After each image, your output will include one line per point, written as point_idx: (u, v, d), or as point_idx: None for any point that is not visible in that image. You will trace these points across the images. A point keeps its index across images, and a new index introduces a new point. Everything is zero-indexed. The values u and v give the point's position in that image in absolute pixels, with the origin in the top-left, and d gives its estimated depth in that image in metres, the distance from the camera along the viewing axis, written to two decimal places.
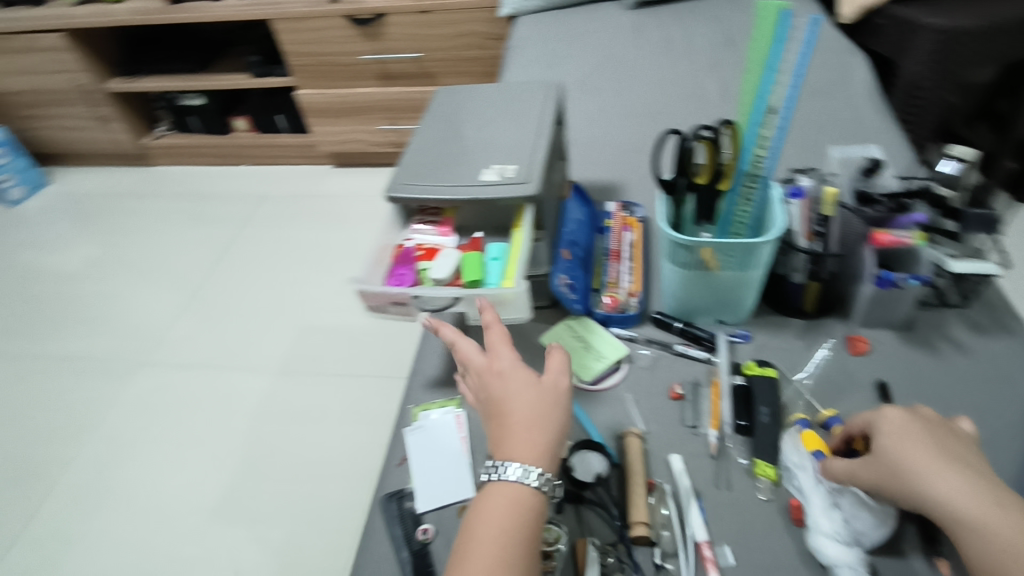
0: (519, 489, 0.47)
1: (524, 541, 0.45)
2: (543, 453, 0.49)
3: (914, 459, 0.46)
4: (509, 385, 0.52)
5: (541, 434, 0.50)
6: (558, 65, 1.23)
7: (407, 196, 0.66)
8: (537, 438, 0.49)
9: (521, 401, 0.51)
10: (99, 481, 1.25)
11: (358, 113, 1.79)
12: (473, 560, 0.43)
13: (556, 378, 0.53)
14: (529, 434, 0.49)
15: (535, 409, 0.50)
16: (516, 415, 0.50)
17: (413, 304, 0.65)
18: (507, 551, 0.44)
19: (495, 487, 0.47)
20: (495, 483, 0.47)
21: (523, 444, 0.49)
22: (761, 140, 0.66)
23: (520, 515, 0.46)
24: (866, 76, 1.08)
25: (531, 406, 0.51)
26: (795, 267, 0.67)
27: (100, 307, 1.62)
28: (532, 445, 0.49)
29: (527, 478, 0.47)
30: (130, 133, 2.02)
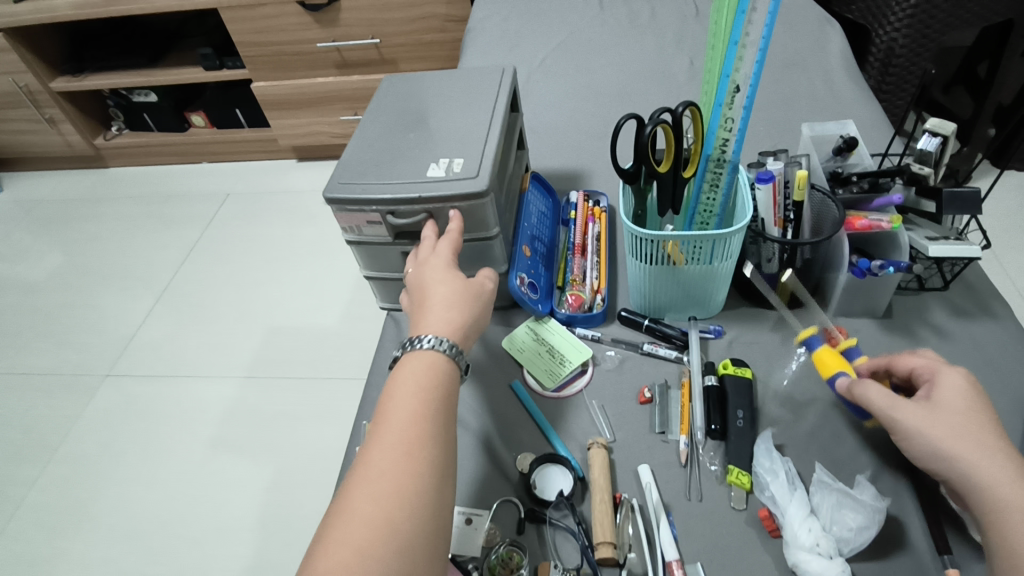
0: (436, 353, 0.47)
1: (451, 397, 0.46)
2: (456, 329, 0.49)
3: (979, 435, 0.42)
4: (437, 275, 0.54)
5: (459, 312, 0.51)
6: (519, 47, 1.17)
7: (345, 197, 0.60)
8: (453, 314, 0.50)
9: (451, 289, 0.52)
10: (61, 501, 1.20)
11: (318, 104, 1.72)
12: (397, 407, 0.43)
13: (482, 281, 0.55)
14: (452, 310, 0.50)
15: (461, 297, 0.52)
16: (436, 296, 0.52)
17: (387, 222, 0.62)
18: (431, 403, 0.44)
19: (418, 354, 0.47)
20: (413, 349, 0.47)
21: (435, 320, 0.49)
22: (727, 122, 0.60)
23: (440, 375, 0.46)
24: (839, 45, 1.03)
25: (456, 293, 0.52)
26: (766, 257, 0.62)
27: (57, 318, 1.55)
28: (444, 320, 0.50)
29: (439, 346, 0.47)
30: (84, 133, 1.94)
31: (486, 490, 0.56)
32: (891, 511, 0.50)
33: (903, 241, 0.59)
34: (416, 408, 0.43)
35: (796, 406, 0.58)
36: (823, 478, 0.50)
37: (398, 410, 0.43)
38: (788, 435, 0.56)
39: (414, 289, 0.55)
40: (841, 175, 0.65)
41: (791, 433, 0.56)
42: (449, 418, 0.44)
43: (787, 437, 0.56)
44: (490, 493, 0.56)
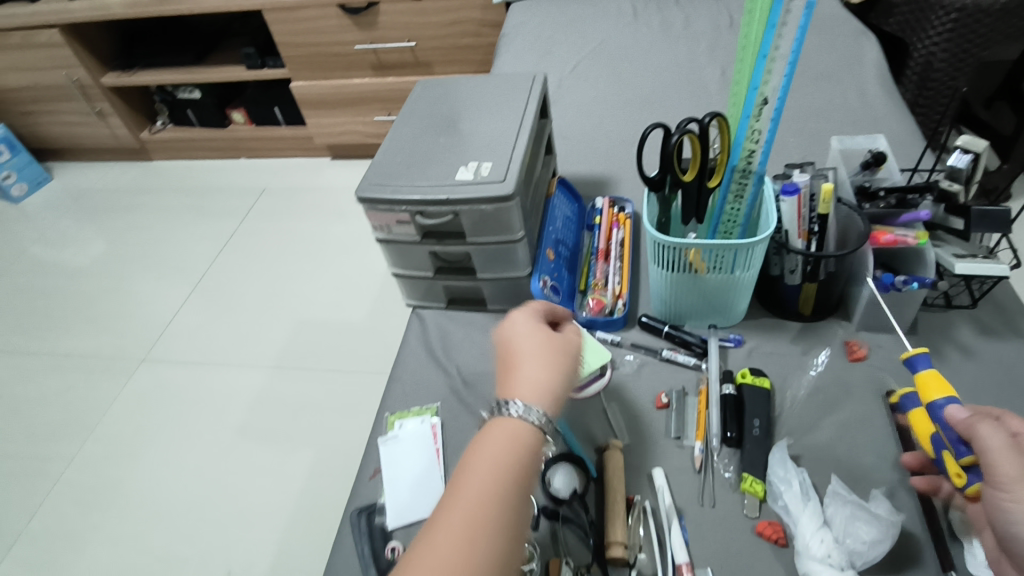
0: (519, 425, 0.42)
1: (516, 519, 0.38)
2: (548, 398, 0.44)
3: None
4: (526, 335, 0.48)
5: (556, 382, 0.45)
6: (551, 54, 1.18)
7: (377, 197, 0.63)
8: (543, 375, 0.45)
9: (543, 349, 0.47)
10: (96, 478, 1.25)
11: (354, 104, 1.76)
12: (459, 496, 0.37)
13: (570, 336, 0.50)
14: (544, 377, 0.45)
15: (554, 358, 0.47)
16: (525, 359, 0.46)
17: (416, 222, 0.65)
18: (489, 524, 0.36)
19: (503, 422, 0.42)
20: (506, 415, 0.42)
21: (530, 381, 0.45)
22: (754, 134, 0.61)
23: (531, 459, 0.41)
24: (874, 57, 1.02)
25: (551, 353, 0.47)
26: (790, 268, 0.63)
27: (99, 303, 1.62)
28: (537, 384, 0.45)
29: (528, 415, 0.42)
30: (130, 127, 2.01)
31: None
32: (906, 527, 0.50)
33: (929, 258, 0.58)
34: (464, 537, 0.35)
35: (812, 418, 0.58)
36: (837, 489, 0.50)
37: (461, 499, 0.37)
38: (804, 446, 0.56)
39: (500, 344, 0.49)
40: (869, 190, 0.65)
41: (807, 444, 0.57)
42: (514, 527, 0.37)
43: (803, 448, 0.56)
44: None
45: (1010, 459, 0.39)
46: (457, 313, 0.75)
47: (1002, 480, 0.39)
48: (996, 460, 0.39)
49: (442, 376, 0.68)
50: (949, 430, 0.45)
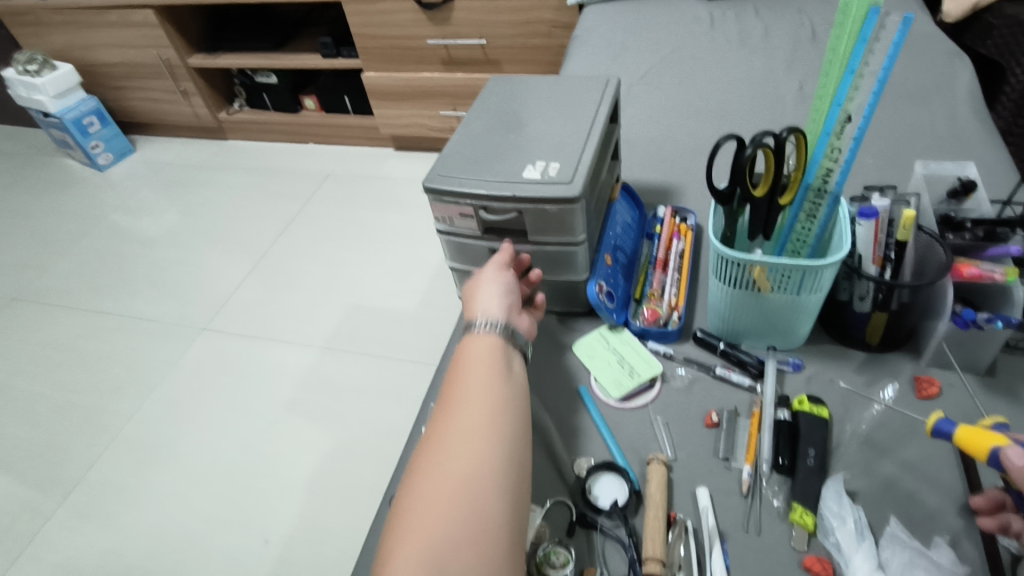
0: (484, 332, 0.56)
1: (504, 385, 0.52)
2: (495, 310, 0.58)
3: None
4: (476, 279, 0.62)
5: (496, 295, 0.59)
6: (623, 58, 1.17)
7: (444, 188, 0.64)
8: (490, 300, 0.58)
9: (475, 281, 0.61)
10: (153, 436, 1.31)
11: (421, 98, 1.79)
12: (458, 382, 0.52)
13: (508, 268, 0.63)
14: (486, 297, 0.59)
15: (484, 281, 0.61)
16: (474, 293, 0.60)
17: (479, 217, 0.65)
18: (487, 388, 0.51)
19: (465, 340, 0.56)
20: (470, 333, 0.56)
21: (481, 302, 0.59)
22: (833, 152, 0.59)
23: (492, 355, 0.54)
24: (968, 80, 0.96)
25: (485, 280, 0.61)
26: (860, 294, 0.60)
27: (168, 272, 1.70)
28: (487, 303, 0.59)
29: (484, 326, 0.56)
30: (209, 107, 2.11)
31: (541, 488, 0.58)
32: None
33: (1018, 296, 0.54)
34: (464, 410, 0.49)
35: (873, 453, 0.56)
36: (896, 533, 0.48)
37: (459, 383, 0.52)
38: (862, 483, 0.54)
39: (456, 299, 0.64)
40: (954, 221, 0.61)
41: (865, 481, 0.54)
42: (505, 386, 0.52)
43: (859, 485, 0.53)
44: (545, 492, 0.57)
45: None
46: None
47: None
48: None
49: None
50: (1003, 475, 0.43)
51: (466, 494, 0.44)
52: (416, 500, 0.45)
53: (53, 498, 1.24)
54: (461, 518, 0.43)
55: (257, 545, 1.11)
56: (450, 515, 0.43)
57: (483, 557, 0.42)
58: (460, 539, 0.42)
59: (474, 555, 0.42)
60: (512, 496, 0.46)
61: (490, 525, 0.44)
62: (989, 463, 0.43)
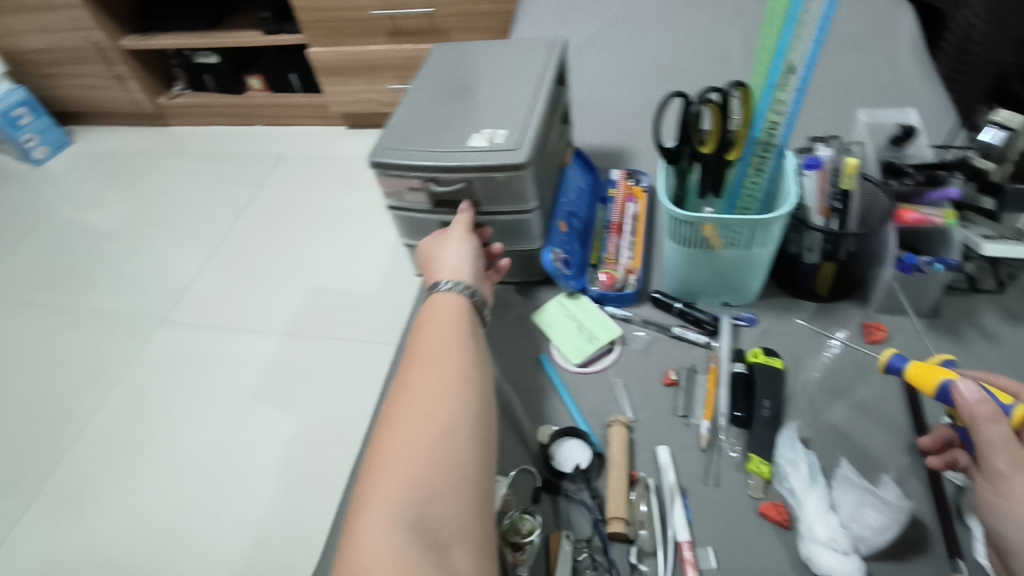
0: (450, 295, 0.56)
1: (472, 343, 0.52)
2: (461, 274, 0.58)
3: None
4: (439, 244, 0.62)
5: (461, 259, 0.59)
6: (571, 20, 1.15)
7: (390, 162, 0.62)
8: (456, 263, 0.59)
9: (439, 245, 0.62)
10: (115, 435, 1.28)
11: (370, 71, 1.73)
12: (426, 341, 0.52)
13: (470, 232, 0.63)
14: (451, 261, 0.59)
15: (449, 245, 0.61)
16: (438, 257, 0.60)
17: (427, 189, 0.64)
18: (455, 345, 0.51)
19: (430, 301, 0.56)
20: (436, 293, 0.56)
21: (446, 266, 0.59)
22: (777, 105, 0.59)
23: (460, 315, 0.54)
24: (910, 28, 0.97)
25: (449, 244, 0.61)
26: (809, 246, 0.61)
27: (117, 266, 1.64)
28: (452, 266, 0.59)
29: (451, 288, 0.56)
30: (148, 92, 2.01)
31: (504, 457, 0.58)
32: (917, 515, 0.49)
33: (955, 238, 0.57)
34: (432, 368, 0.49)
35: (827, 400, 0.57)
36: (847, 473, 0.49)
37: (427, 341, 0.52)
38: (816, 429, 0.55)
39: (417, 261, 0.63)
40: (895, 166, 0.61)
41: (822, 427, 0.55)
42: (474, 344, 0.52)
43: (813, 431, 0.55)
44: (509, 461, 0.57)
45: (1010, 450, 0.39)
46: None
47: (997, 474, 0.39)
48: (993, 454, 0.40)
49: None
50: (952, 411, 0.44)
51: (440, 443, 0.44)
52: (386, 454, 0.44)
53: (13, 505, 1.20)
54: (436, 465, 0.43)
55: (230, 534, 1.10)
56: (425, 462, 0.43)
57: (459, 503, 0.42)
58: (436, 485, 0.42)
59: (449, 502, 0.42)
60: (482, 448, 0.46)
61: (464, 475, 0.43)
62: (938, 395, 0.44)
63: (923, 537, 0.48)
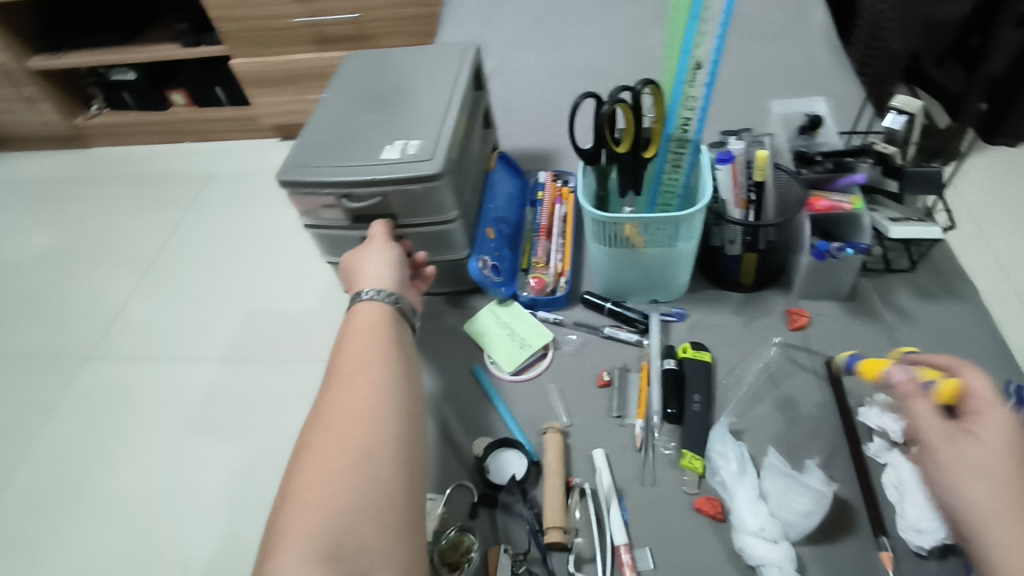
0: (373, 305, 0.54)
1: (397, 356, 0.50)
2: (385, 281, 0.56)
3: (974, 478, 0.35)
4: (360, 253, 0.60)
5: (384, 267, 0.58)
6: (495, 22, 1.14)
7: (300, 180, 0.60)
8: (379, 271, 0.57)
9: (359, 255, 0.60)
10: (46, 480, 1.20)
11: (299, 81, 1.68)
12: (346, 356, 0.50)
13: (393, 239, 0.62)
14: (373, 269, 0.57)
15: (369, 254, 0.59)
16: (361, 266, 0.58)
17: (343, 205, 0.62)
18: (378, 360, 0.49)
19: (352, 312, 0.54)
20: (358, 302, 0.54)
21: (367, 275, 0.57)
22: (688, 101, 0.60)
23: (382, 323, 0.53)
24: (822, 17, 1.00)
25: (370, 253, 0.59)
26: (729, 239, 0.62)
27: (40, 301, 1.55)
28: (374, 274, 0.57)
29: (374, 297, 0.54)
30: (63, 113, 1.91)
31: (440, 475, 0.56)
32: (843, 497, 0.50)
33: (865, 223, 0.58)
34: (352, 386, 0.47)
35: (755, 390, 0.58)
36: (775, 461, 0.50)
37: (348, 357, 0.49)
38: (746, 421, 0.56)
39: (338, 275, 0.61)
40: (806, 155, 0.62)
41: (752, 418, 0.56)
42: (398, 357, 0.50)
43: (744, 422, 0.56)
44: (446, 477, 0.56)
45: (939, 420, 0.38)
46: None
47: (930, 446, 0.38)
48: (925, 427, 0.39)
49: None
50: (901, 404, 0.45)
51: (361, 467, 0.42)
52: (302, 483, 0.42)
53: None
54: (356, 492, 0.41)
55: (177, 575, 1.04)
56: (344, 490, 0.41)
57: (383, 530, 0.40)
58: (357, 514, 0.40)
59: (371, 532, 0.40)
60: (405, 467, 0.44)
61: (385, 498, 0.42)
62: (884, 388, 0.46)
63: (850, 517, 0.49)
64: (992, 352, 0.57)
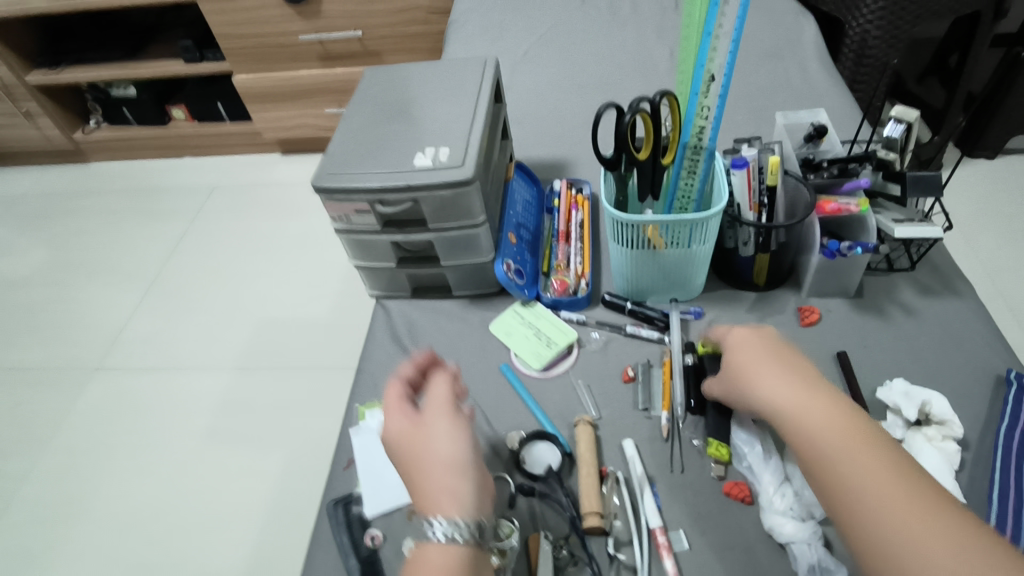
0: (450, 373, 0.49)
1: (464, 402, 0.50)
2: (465, 503, 0.41)
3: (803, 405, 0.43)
4: (425, 436, 0.44)
5: (460, 477, 0.43)
6: (501, 39, 1.19)
7: (334, 186, 0.62)
8: (460, 486, 0.42)
9: (423, 436, 0.44)
10: (53, 494, 1.20)
11: (303, 96, 1.71)
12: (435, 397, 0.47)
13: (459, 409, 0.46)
14: (444, 479, 0.42)
15: (438, 438, 0.44)
16: (434, 457, 0.43)
17: (376, 211, 0.64)
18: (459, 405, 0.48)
19: (423, 547, 0.40)
20: (433, 542, 0.40)
21: (443, 489, 0.42)
22: (703, 110, 0.63)
23: None
24: (814, 35, 1.06)
25: (439, 434, 0.44)
26: (743, 241, 0.65)
27: (41, 315, 1.54)
28: (452, 490, 0.42)
29: (464, 419, 0.46)
30: (61, 128, 1.91)
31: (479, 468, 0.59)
32: None
33: (871, 224, 0.62)
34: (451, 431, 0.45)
35: None
36: None
37: (439, 396, 0.47)
38: None
39: (388, 444, 0.45)
40: (813, 162, 0.67)
41: None
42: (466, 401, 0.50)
43: None
44: None
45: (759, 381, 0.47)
46: (421, 301, 0.75)
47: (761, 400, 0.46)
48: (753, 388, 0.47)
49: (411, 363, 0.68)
50: None
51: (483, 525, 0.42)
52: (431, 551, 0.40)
53: None
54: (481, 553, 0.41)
55: None
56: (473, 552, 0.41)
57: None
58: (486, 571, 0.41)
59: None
60: None
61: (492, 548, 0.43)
62: None
63: None
64: (991, 343, 0.61)
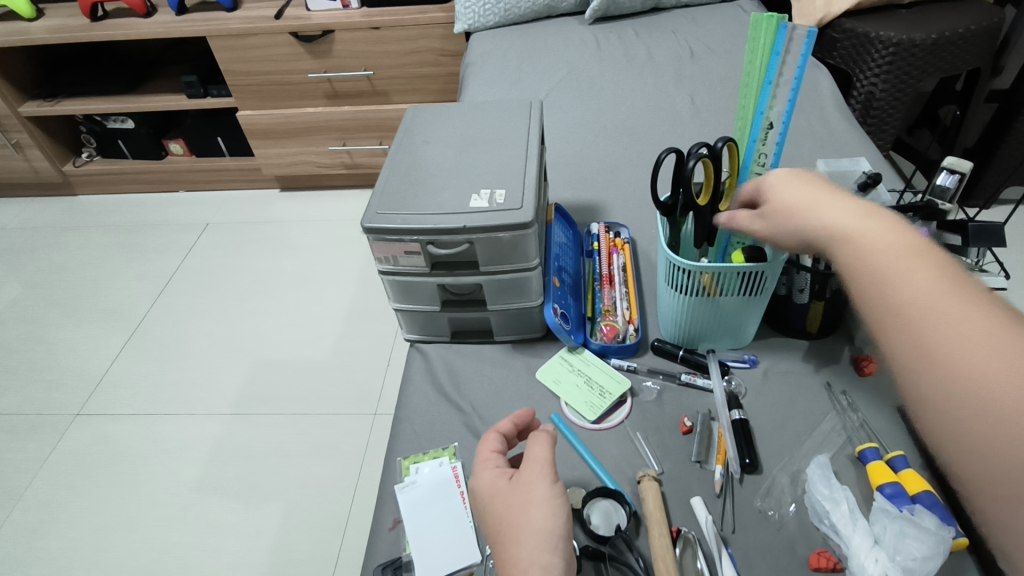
0: (547, 430, 0.50)
1: None
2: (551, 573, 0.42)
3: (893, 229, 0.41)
4: (515, 495, 0.46)
5: (549, 548, 0.43)
6: (522, 82, 1.19)
7: (385, 227, 0.59)
8: (546, 554, 0.42)
9: (513, 497, 0.46)
10: (25, 551, 1.10)
11: (306, 133, 1.69)
12: (532, 455, 0.48)
13: (552, 469, 0.47)
14: (534, 547, 0.43)
15: (528, 501, 0.45)
16: (522, 518, 0.44)
17: (426, 252, 0.62)
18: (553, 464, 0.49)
19: None
20: None
21: (526, 555, 0.42)
22: (760, 158, 0.61)
23: None
24: (829, 87, 1.09)
25: (529, 496, 0.45)
26: (800, 288, 0.64)
27: (19, 355, 1.46)
28: (535, 557, 0.42)
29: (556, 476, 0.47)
30: (51, 160, 1.86)
31: None
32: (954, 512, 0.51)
33: None
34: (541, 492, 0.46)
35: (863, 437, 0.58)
36: (884, 505, 0.49)
37: (534, 454, 0.48)
38: (839, 463, 0.56)
39: (477, 502, 0.48)
40: None
41: (853, 460, 0.56)
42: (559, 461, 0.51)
43: (840, 465, 0.56)
44: None
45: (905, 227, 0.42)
46: (461, 346, 0.72)
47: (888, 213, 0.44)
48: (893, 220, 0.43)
49: (455, 413, 0.64)
50: (909, 480, 0.51)
51: None
52: None
53: None
54: None
55: None
56: None
57: None
58: None
59: None
60: None
61: None
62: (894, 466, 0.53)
63: (977, 555, 0.48)
64: None
